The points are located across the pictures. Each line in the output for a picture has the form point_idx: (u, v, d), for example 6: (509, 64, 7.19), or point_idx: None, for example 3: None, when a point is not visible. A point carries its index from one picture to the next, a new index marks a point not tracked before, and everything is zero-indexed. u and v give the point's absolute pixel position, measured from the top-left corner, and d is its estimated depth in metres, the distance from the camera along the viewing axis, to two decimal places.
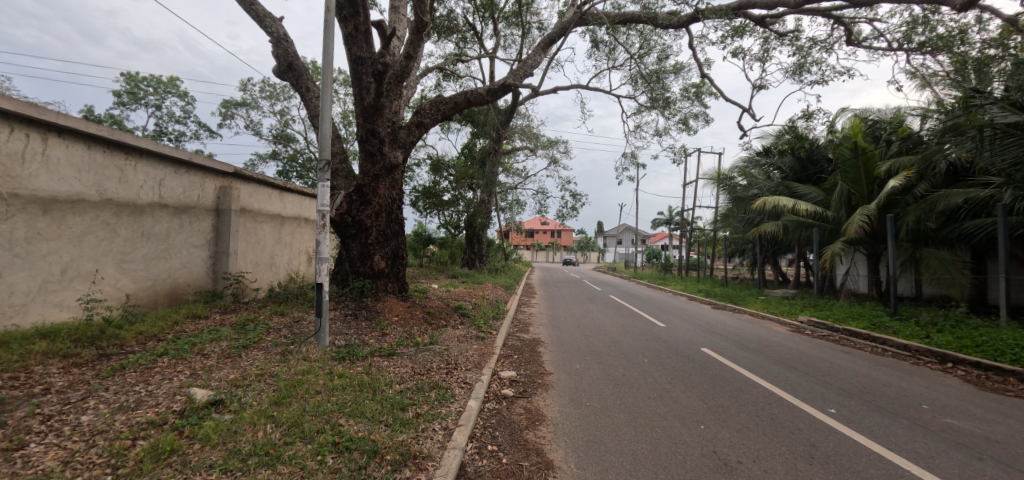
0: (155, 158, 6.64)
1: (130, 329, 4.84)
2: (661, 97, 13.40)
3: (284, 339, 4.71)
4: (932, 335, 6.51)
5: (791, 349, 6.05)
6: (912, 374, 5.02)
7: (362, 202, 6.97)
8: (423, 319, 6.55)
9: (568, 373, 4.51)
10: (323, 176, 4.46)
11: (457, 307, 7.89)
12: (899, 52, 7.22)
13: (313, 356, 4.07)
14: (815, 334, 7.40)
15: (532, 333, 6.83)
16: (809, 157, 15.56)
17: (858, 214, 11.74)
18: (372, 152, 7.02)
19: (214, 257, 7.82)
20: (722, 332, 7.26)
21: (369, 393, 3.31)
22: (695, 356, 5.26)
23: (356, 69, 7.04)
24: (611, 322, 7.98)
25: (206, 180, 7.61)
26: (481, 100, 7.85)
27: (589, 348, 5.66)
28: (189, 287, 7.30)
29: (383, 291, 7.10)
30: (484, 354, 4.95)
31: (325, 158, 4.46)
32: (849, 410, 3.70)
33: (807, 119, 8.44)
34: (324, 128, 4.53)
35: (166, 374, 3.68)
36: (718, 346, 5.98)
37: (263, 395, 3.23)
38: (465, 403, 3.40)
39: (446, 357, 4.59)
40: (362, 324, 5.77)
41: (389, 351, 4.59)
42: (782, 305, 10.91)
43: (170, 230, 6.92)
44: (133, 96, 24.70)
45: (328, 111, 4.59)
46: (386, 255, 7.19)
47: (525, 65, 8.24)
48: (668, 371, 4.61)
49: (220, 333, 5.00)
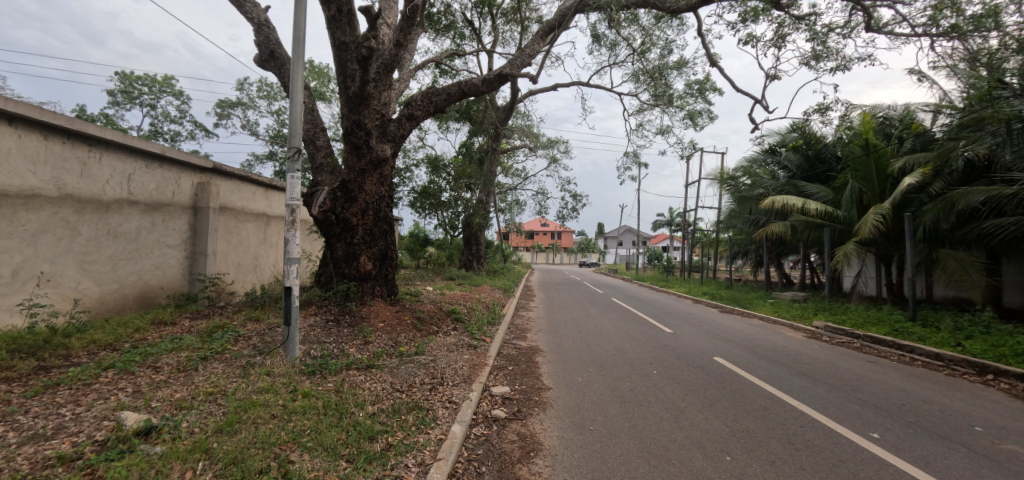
0: (124, 151, 6.16)
1: (80, 338, 4.35)
2: (664, 94, 12.98)
3: (250, 349, 4.19)
4: (965, 342, 5.97)
5: (811, 358, 5.56)
6: (950, 387, 4.52)
7: (347, 199, 6.47)
8: (412, 326, 6.03)
9: (569, 388, 4.01)
10: (293, 166, 3.95)
11: (450, 312, 7.38)
12: (924, 37, 6.73)
13: (277, 370, 3.58)
14: (834, 341, 6.89)
15: (529, 340, 6.32)
16: (816, 156, 15.09)
17: (871, 213, 11.24)
18: (357, 145, 6.53)
19: (190, 258, 7.33)
20: (732, 338, 6.76)
21: (333, 417, 2.81)
22: (708, 367, 4.76)
23: (340, 55, 6.56)
24: (614, 328, 7.47)
25: (182, 176, 7.12)
26: (476, 91, 7.36)
27: (592, 358, 5.14)
28: (162, 290, 6.81)
29: (370, 294, 6.59)
30: (475, 365, 4.45)
31: (295, 146, 3.95)
32: (894, 435, 3.20)
33: (821, 112, 7.91)
34: (294, 114, 4.02)
35: (102, 393, 3.17)
36: (733, 355, 5.48)
37: (205, 420, 2.71)
38: (448, 428, 2.90)
39: (431, 370, 4.09)
40: (343, 331, 5.28)
41: (366, 364, 4.10)
42: (794, 309, 10.38)
43: (141, 229, 6.43)
44: (127, 95, 24.28)
45: (299, 96, 4.10)
46: (374, 256, 6.68)
47: (522, 54, 7.75)
48: (681, 385, 4.12)
49: (182, 342, 4.51)
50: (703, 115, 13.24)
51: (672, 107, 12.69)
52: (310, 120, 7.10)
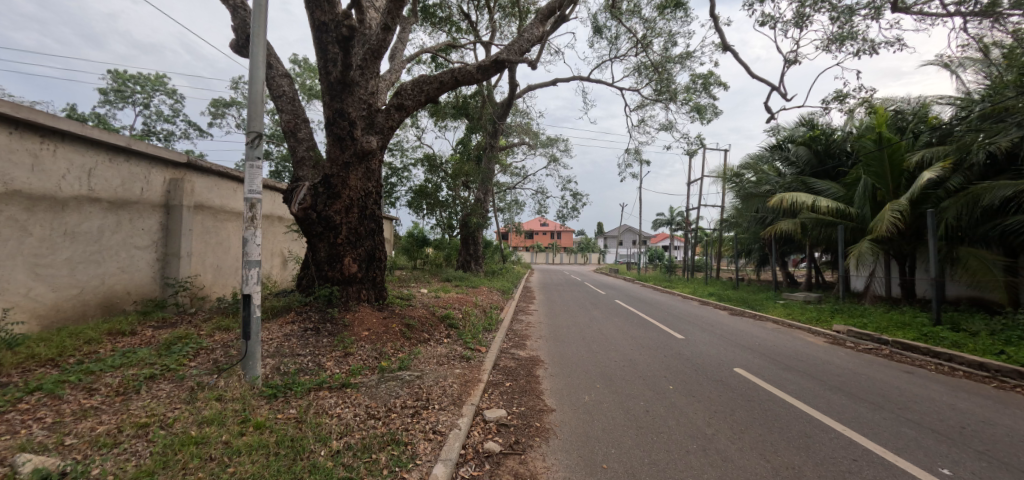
0: (84, 143, 5.62)
1: (16, 353, 3.82)
2: (666, 89, 12.46)
3: (206, 367, 3.64)
4: (1009, 349, 5.41)
5: (841, 368, 5.02)
6: (1008, 404, 3.96)
7: (329, 195, 5.90)
8: (400, 334, 5.45)
9: (575, 409, 3.46)
10: (253, 153, 3.37)
11: (443, 317, 6.83)
12: (958, 16, 6.21)
13: (230, 394, 3.03)
14: (860, 348, 6.35)
15: (529, 349, 5.76)
16: (826, 151, 14.59)
17: (888, 209, 10.69)
18: (341, 136, 5.96)
19: (162, 261, 6.76)
20: (750, 345, 6.20)
21: (287, 460, 2.26)
22: (730, 381, 4.24)
23: (320, 37, 6.03)
24: (621, 334, 6.92)
25: (152, 171, 6.56)
26: (470, 79, 6.81)
27: (599, 371, 4.59)
28: (129, 296, 6.25)
29: (355, 300, 6.05)
30: (466, 382, 3.90)
31: (255, 129, 3.37)
32: (968, 470, 2.66)
33: (841, 100, 7.34)
34: (252, 89, 3.42)
35: (13, 425, 2.63)
36: (754, 365, 4.94)
37: (121, 467, 2.16)
38: (428, 470, 2.34)
39: (416, 388, 3.55)
40: (321, 341, 4.73)
41: (340, 383, 3.54)
42: (809, 311, 9.82)
43: (103, 229, 5.87)
44: (119, 94, 23.72)
45: (261, 70, 3.51)
46: (360, 258, 6.14)
47: (521, 39, 7.22)
48: (704, 406, 3.57)
49: (134, 356, 3.98)
50: (709, 112, 12.75)
51: (677, 102, 12.22)
52: (290, 109, 6.53)
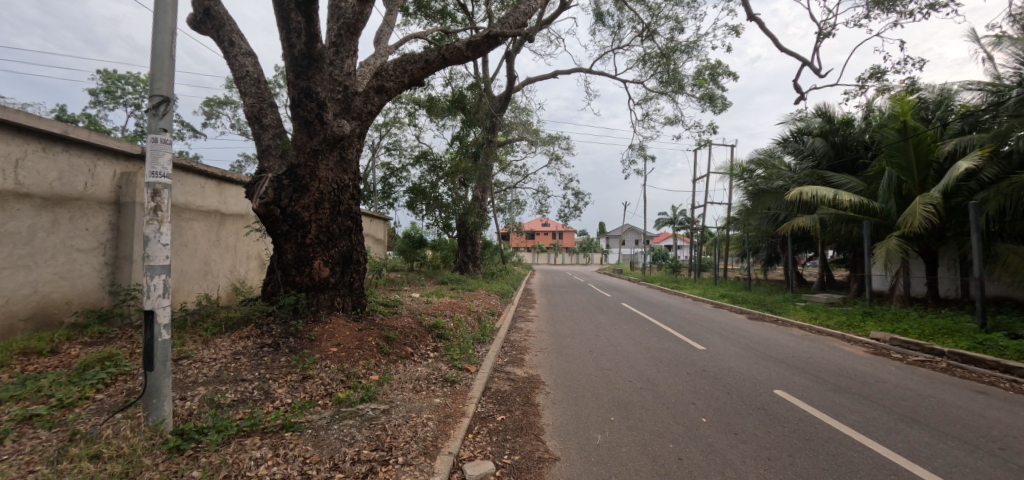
0: (9, 129, 4.81)
1: None
2: (671, 78, 11.68)
3: (110, 406, 2.81)
4: None
5: (901, 388, 4.19)
6: None
7: (296, 188, 5.09)
8: (377, 350, 4.63)
9: (587, 458, 2.63)
10: (157, 123, 2.56)
11: (431, 327, 6.01)
12: None
13: (115, 451, 2.22)
14: (911, 360, 5.52)
15: (528, 367, 4.90)
16: (843, 143, 13.78)
17: (920, 202, 9.81)
18: (308, 119, 5.14)
19: (112, 265, 5.95)
20: (785, 358, 5.35)
21: None
22: (776, 411, 3.42)
23: (283, 6, 5.22)
24: (633, 345, 6.08)
25: (98, 163, 5.74)
26: (459, 57, 6.00)
27: (613, 397, 3.75)
28: (70, 306, 5.45)
29: (327, 308, 5.24)
30: (446, 419, 3.07)
31: (160, 92, 2.57)
32: None
33: (881, 75, 6.49)
34: (156, 42, 2.61)
35: None
36: (798, 386, 4.12)
37: None
38: None
39: (378, 431, 2.73)
40: (276, 363, 3.91)
41: (277, 426, 2.71)
42: (836, 314, 8.95)
43: (35, 230, 5.07)
44: (110, 95, 23.02)
45: (170, 17, 2.69)
46: (332, 261, 5.31)
47: (515, 12, 6.42)
48: (756, 452, 2.72)
49: (30, 385, 3.15)
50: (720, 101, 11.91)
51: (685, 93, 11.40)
52: (254, 91, 5.71)
